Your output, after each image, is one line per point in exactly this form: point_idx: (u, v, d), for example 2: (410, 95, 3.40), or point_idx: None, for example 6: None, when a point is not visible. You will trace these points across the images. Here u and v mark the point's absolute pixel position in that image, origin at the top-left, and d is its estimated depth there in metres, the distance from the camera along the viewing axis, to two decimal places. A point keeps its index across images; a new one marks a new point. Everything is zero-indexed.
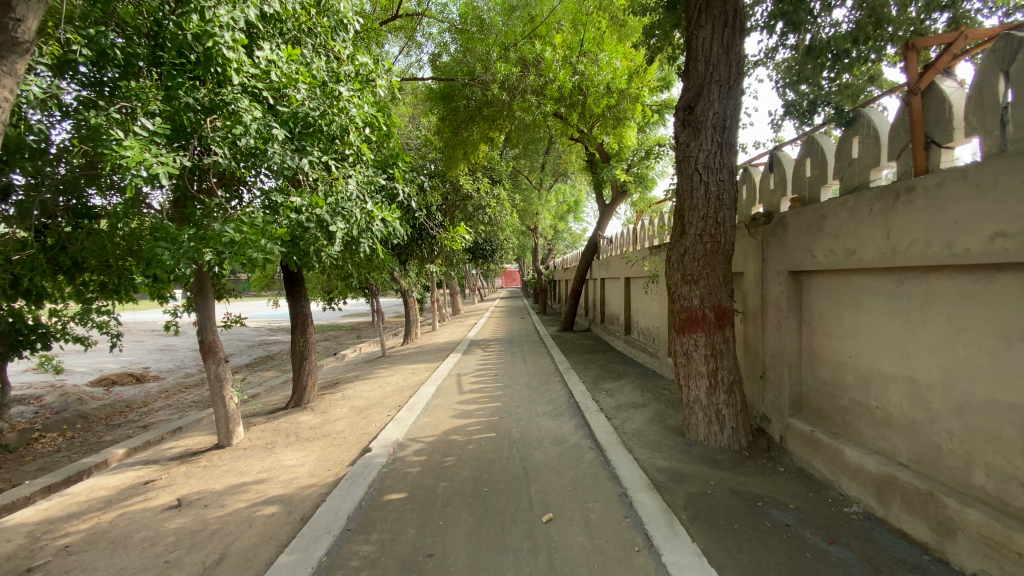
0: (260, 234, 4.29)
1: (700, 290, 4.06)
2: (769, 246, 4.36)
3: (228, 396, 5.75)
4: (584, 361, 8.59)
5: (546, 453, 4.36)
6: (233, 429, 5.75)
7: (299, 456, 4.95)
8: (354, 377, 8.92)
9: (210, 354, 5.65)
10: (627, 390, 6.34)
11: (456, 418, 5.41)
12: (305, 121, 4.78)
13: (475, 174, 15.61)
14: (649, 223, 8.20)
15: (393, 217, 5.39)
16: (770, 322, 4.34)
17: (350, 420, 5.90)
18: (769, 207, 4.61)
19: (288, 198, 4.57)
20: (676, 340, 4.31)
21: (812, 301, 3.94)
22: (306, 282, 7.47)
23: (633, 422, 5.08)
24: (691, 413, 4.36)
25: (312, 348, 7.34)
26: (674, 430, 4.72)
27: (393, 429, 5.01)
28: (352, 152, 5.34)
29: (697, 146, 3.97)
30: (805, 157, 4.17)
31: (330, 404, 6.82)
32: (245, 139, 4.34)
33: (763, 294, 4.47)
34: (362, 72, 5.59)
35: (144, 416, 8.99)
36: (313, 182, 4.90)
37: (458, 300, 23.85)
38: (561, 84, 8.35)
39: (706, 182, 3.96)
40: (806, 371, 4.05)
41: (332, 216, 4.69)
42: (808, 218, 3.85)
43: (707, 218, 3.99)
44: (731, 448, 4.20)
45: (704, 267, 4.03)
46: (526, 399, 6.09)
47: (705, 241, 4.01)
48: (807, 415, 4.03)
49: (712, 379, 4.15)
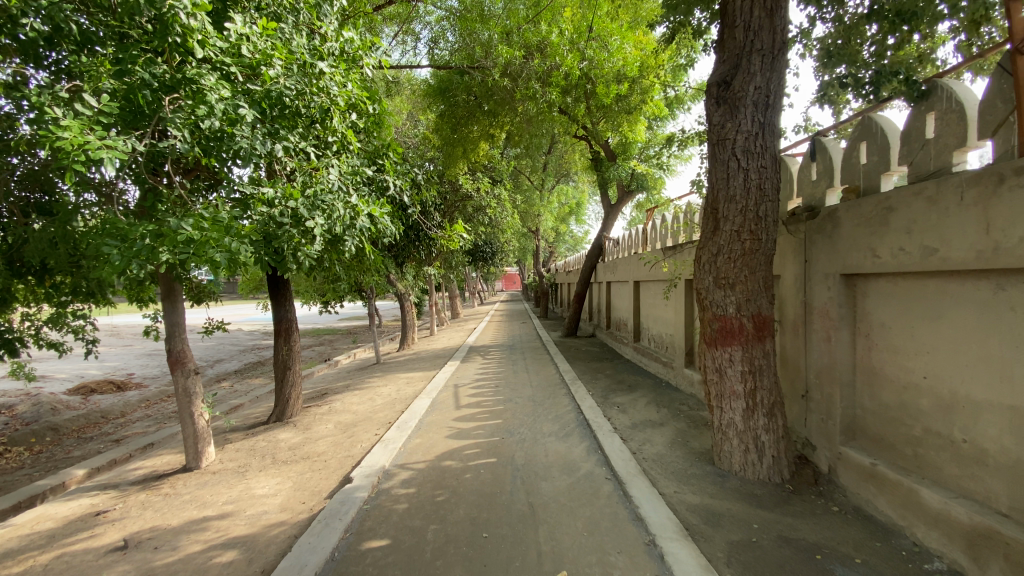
0: (225, 233, 3.63)
1: (737, 296, 3.46)
2: (814, 245, 3.75)
3: (197, 413, 5.13)
4: (592, 370, 7.97)
5: (555, 485, 3.75)
6: (203, 449, 5.13)
7: (272, 484, 4.34)
8: (344, 387, 8.31)
9: (177, 366, 5.04)
10: (641, 406, 5.73)
11: (452, 439, 4.79)
12: (280, 102, 4.17)
13: (475, 173, 15.02)
14: (662, 222, 7.62)
15: (381, 212, 4.76)
16: (815, 333, 3.74)
17: (334, 439, 5.29)
18: (811, 201, 4.01)
19: (260, 189, 3.95)
20: (706, 354, 3.71)
21: (871, 310, 3.35)
22: (291, 286, 6.88)
23: (652, 445, 4.46)
24: (724, 439, 3.75)
25: (296, 357, 6.73)
26: (701, 456, 4.11)
27: (379, 453, 4.40)
28: (335, 139, 4.73)
29: (735, 127, 3.37)
30: (858, 141, 3.59)
31: (315, 419, 6.21)
32: (208, 121, 3.72)
33: (805, 301, 3.86)
34: (348, 50, 4.98)
35: (119, 429, 8.35)
36: (289, 172, 4.28)
37: (457, 303, 23.21)
38: (568, 71, 7.77)
39: (745, 168, 3.36)
40: (862, 392, 3.44)
41: (311, 211, 4.07)
42: (869, 212, 3.25)
43: (747, 211, 3.38)
44: (773, 481, 3.59)
45: (742, 269, 3.44)
46: (530, 416, 5.46)
47: (744, 238, 3.41)
48: (863, 443, 3.44)
49: (750, 400, 3.55)
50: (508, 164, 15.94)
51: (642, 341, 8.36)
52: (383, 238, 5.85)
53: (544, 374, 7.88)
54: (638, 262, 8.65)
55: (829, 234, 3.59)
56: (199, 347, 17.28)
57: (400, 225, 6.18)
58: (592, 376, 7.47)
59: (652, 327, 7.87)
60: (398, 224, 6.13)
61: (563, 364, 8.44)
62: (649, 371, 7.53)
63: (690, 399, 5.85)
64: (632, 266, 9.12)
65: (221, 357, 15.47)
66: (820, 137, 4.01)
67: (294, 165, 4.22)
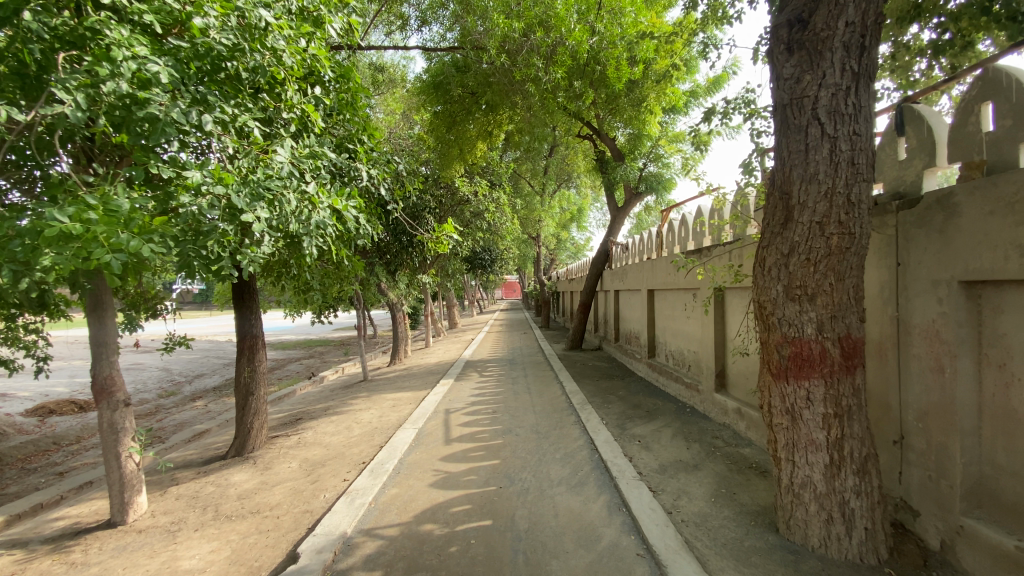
0: (123, 226, 2.68)
1: (818, 313, 2.55)
2: (913, 244, 2.83)
3: (125, 455, 4.16)
4: (603, 391, 7.00)
5: (569, 567, 2.79)
6: (132, 499, 4.15)
7: (205, 552, 3.37)
8: (323, 411, 7.34)
9: (101, 395, 4.08)
10: (667, 440, 4.77)
11: (437, 489, 3.82)
12: (214, 64, 3.23)
13: (472, 176, 14.12)
14: (681, 224, 6.72)
15: (349, 204, 3.82)
16: (916, 361, 2.80)
17: (295, 484, 4.32)
18: (898, 187, 3.11)
19: (182, 172, 3.01)
20: (771, 389, 2.78)
21: (1008, 331, 2.43)
22: (258, 296, 5.95)
23: (690, 499, 3.50)
24: (795, 502, 2.81)
25: (259, 381, 5.75)
26: (757, 520, 3.14)
27: (342, 512, 3.44)
28: (293, 115, 3.81)
29: (817, 81, 2.46)
30: (974, 103, 2.68)
31: (279, 454, 5.23)
32: (110, 82, 2.79)
33: (898, 318, 2.93)
34: (310, 8, 4.05)
35: (67, 461, 7.33)
36: (228, 153, 3.34)
37: (455, 313, 22.19)
38: (575, 49, 6.87)
39: (832, 138, 2.45)
40: (995, 446, 2.51)
41: (250, 203, 3.13)
42: (1012, 193, 2.32)
43: (835, 194, 2.46)
44: (867, 563, 2.63)
45: (826, 275, 2.52)
46: (534, 455, 4.49)
47: (830, 233, 2.48)
48: (994, 514, 2.50)
49: (836, 453, 2.63)
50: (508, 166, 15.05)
51: (658, 357, 7.42)
52: (355, 239, 4.89)
53: (550, 396, 6.91)
54: (652, 269, 7.74)
55: (939, 228, 2.67)
56: (180, 361, 16.25)
57: (377, 225, 5.24)
58: (604, 400, 6.49)
59: (670, 343, 6.93)
60: (376, 225, 5.19)
61: (569, 384, 7.48)
62: (668, 393, 6.57)
63: (724, 432, 4.89)
64: (644, 274, 8.21)
65: (201, 372, 14.45)
66: (909, 104, 3.12)
67: (232, 143, 3.28)
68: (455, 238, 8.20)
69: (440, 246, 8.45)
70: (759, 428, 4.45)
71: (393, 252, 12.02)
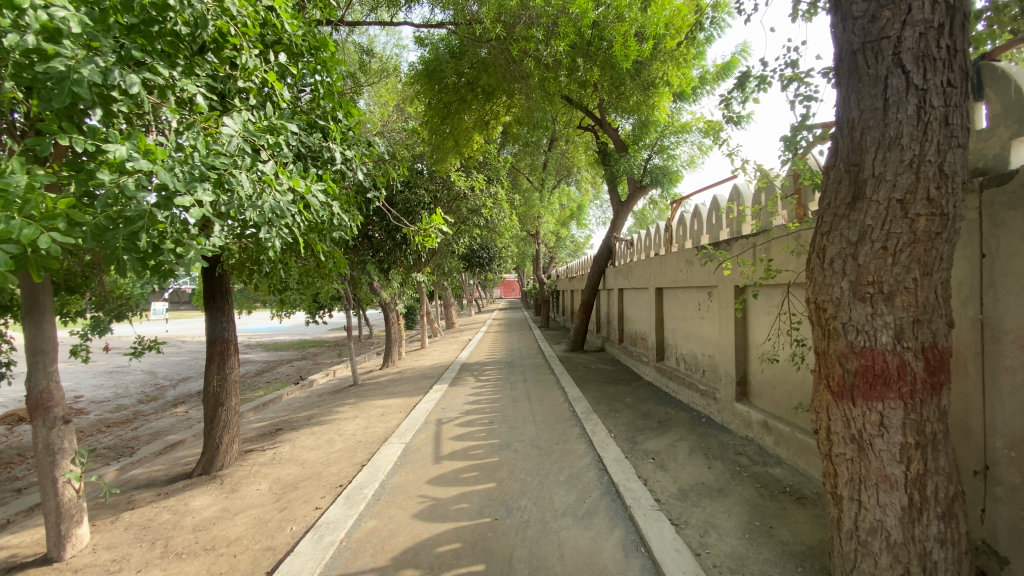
0: (14, 209, 2.11)
1: (897, 315, 2.00)
2: (1005, 230, 2.29)
3: (63, 480, 3.59)
4: (609, 398, 6.45)
5: None
6: (70, 532, 3.61)
7: None
8: (305, 421, 6.78)
9: (34, 411, 3.51)
10: (684, 458, 4.22)
11: (422, 521, 3.27)
12: (149, 15, 2.65)
13: (468, 170, 13.57)
14: (693, 216, 6.15)
15: (318, 187, 3.26)
16: (1009, 375, 2.26)
17: (261, 511, 3.77)
18: (977, 162, 2.56)
19: (103, 145, 2.44)
20: (829, 411, 2.24)
21: None
22: (231, 294, 5.48)
23: (720, 536, 2.96)
24: (857, 551, 2.26)
25: (231, 390, 5.19)
26: (804, 567, 2.59)
27: (306, 554, 2.89)
28: (252, 84, 3.24)
29: (901, 17, 1.92)
30: None
31: (250, 473, 4.68)
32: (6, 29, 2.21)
33: (982, 321, 2.39)
34: None
35: (28, 476, 6.75)
36: (169, 124, 2.77)
37: (452, 312, 21.61)
38: (579, 22, 6.31)
39: (921, 90, 1.92)
40: None
41: (188, 183, 2.56)
42: None
43: (922, 164, 1.93)
44: None
45: (910, 266, 1.98)
46: (534, 476, 3.93)
47: (916, 214, 1.94)
48: None
49: (915, 493, 2.09)
50: (506, 160, 14.50)
51: (667, 361, 6.88)
52: (331, 232, 4.33)
53: (551, 403, 6.35)
54: (659, 265, 7.19)
55: None
56: (167, 363, 15.71)
57: (357, 217, 4.68)
58: (611, 408, 5.93)
59: (682, 345, 6.38)
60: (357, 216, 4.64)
61: (572, 389, 6.92)
62: (681, 401, 6.02)
63: (748, 447, 4.35)
64: (651, 271, 7.66)
65: (187, 375, 13.91)
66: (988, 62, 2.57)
67: (172, 112, 2.71)
68: (446, 231, 7.65)
69: (431, 239, 7.91)
70: (791, 445, 3.90)
71: (386, 249, 11.60)
